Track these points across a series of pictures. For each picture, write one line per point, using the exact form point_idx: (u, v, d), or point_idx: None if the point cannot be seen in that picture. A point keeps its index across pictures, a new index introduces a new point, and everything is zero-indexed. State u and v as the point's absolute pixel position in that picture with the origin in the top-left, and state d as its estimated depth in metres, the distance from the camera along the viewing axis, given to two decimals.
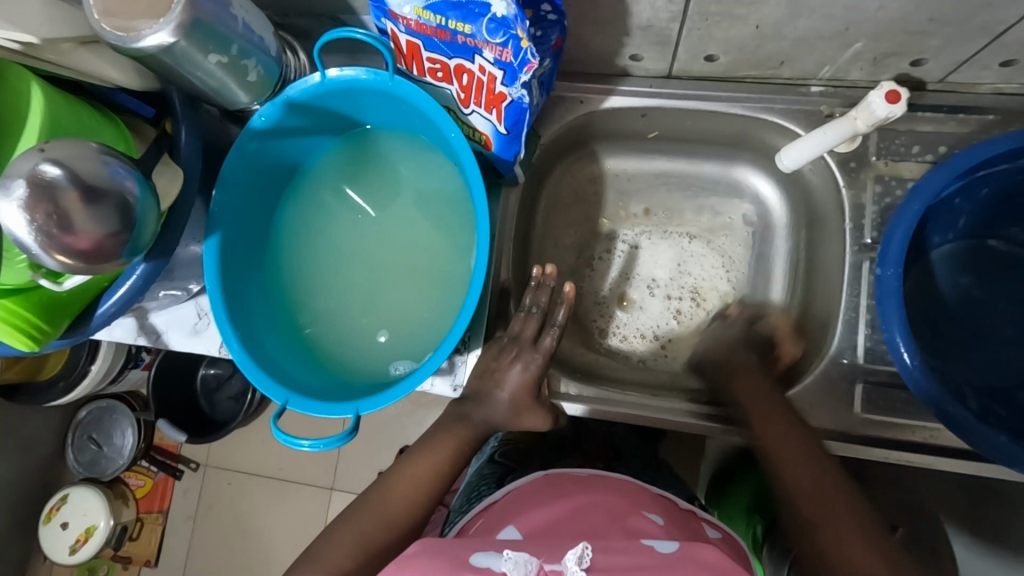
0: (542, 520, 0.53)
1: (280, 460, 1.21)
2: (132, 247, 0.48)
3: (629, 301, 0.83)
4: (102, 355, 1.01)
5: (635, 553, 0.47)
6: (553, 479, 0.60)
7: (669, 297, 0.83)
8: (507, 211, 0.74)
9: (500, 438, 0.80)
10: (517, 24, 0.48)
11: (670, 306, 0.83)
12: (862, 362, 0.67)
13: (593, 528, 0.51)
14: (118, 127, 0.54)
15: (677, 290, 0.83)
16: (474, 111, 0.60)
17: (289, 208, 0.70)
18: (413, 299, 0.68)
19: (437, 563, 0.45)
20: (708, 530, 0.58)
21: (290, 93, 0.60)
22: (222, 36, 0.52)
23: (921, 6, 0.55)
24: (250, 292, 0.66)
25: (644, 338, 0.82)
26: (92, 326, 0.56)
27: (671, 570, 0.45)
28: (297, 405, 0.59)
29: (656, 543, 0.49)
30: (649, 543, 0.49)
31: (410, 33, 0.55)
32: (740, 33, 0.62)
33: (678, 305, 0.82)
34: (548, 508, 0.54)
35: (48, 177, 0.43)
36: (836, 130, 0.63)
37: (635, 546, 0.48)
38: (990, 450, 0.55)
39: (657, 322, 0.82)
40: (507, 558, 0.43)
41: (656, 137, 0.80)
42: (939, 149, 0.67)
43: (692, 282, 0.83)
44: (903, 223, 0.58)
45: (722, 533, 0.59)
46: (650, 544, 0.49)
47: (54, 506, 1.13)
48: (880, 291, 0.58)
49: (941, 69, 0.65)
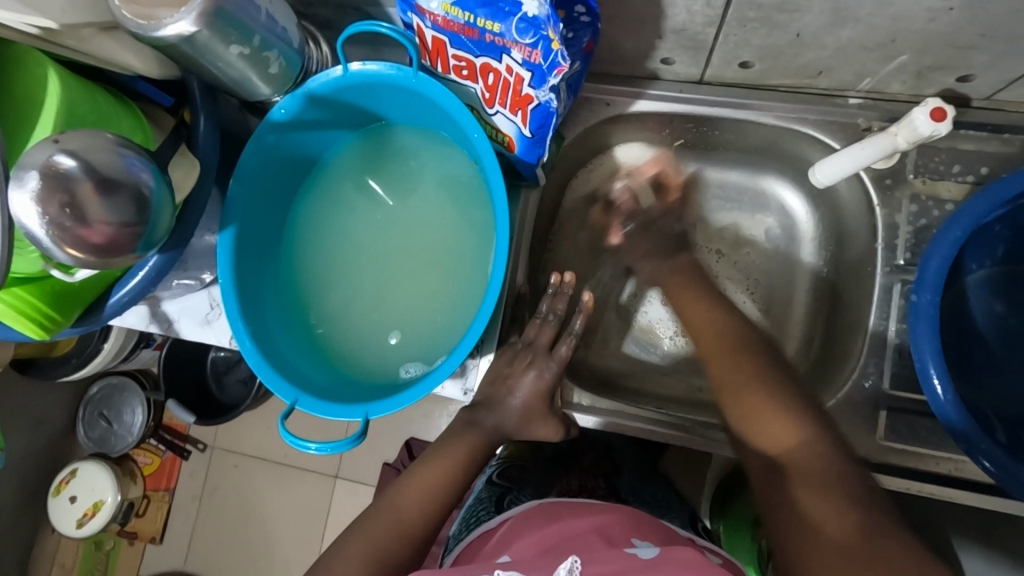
0: (538, 545, 0.51)
1: (286, 446, 1.21)
2: (145, 240, 0.47)
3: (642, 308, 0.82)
4: (115, 335, 1.00)
5: (614, 562, 0.46)
6: (548, 507, 0.58)
7: None
8: (526, 215, 0.73)
9: (504, 450, 0.79)
10: (549, 25, 0.46)
11: (679, 321, 0.81)
12: (888, 388, 0.65)
13: (588, 545, 0.49)
14: (136, 117, 0.52)
15: None
16: (498, 112, 0.59)
17: (304, 201, 0.69)
18: (427, 301, 0.66)
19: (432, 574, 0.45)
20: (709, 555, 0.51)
21: (310, 86, 0.58)
22: (244, 27, 0.50)
23: (974, 20, 0.52)
24: (262, 285, 0.65)
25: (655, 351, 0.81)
26: (104, 315, 0.56)
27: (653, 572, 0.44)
28: (306, 405, 0.58)
29: (638, 550, 0.48)
30: (631, 551, 0.48)
31: (436, 29, 0.53)
32: (778, 40, 0.60)
33: None
34: (545, 529, 0.53)
35: (63, 169, 0.42)
36: (874, 146, 0.60)
37: (615, 554, 0.47)
38: (1017, 486, 0.53)
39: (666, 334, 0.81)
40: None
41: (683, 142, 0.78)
42: (981, 169, 0.64)
43: None
44: (941, 249, 0.56)
45: (723, 559, 0.53)
46: (631, 552, 0.47)
47: (62, 480, 1.14)
48: (913, 318, 0.56)
49: (988, 86, 0.62)
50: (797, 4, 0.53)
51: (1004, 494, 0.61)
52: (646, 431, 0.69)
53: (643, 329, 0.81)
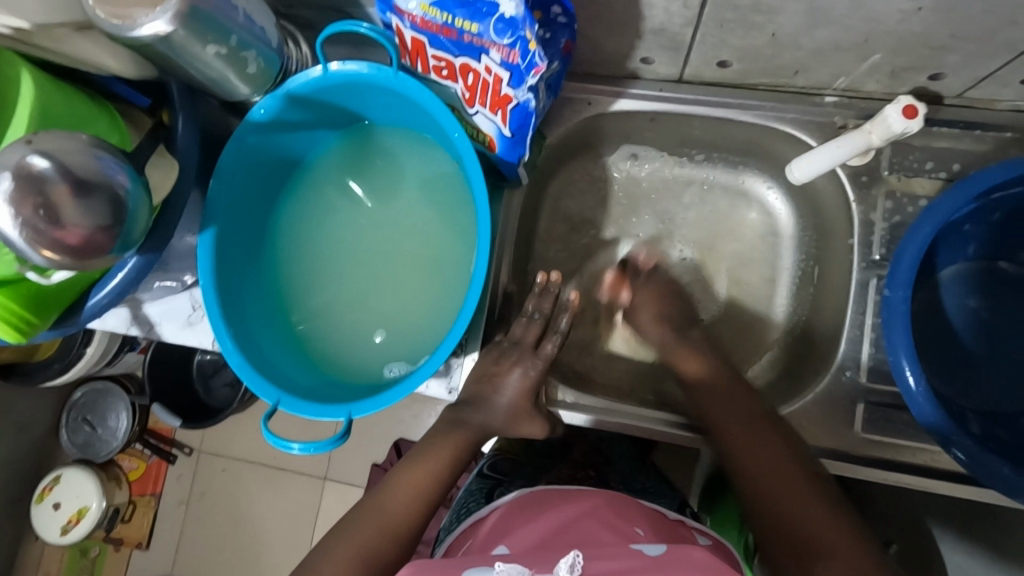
0: (535, 535, 0.52)
1: (273, 448, 1.20)
2: (123, 241, 0.47)
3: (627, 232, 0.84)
4: (97, 339, 1.00)
5: (625, 558, 0.46)
6: (538, 494, 0.58)
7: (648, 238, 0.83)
8: (510, 213, 0.73)
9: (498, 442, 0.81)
10: (526, 26, 0.47)
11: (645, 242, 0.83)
12: (865, 382, 0.66)
13: (588, 539, 0.50)
14: (113, 117, 0.52)
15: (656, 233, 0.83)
16: (478, 112, 0.59)
17: (287, 201, 0.69)
18: (410, 300, 0.66)
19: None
20: (698, 537, 0.57)
21: (290, 86, 0.58)
22: (220, 26, 0.50)
23: (943, 21, 0.53)
24: (242, 286, 0.64)
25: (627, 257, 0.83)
26: (82, 317, 0.55)
27: (658, 571, 0.44)
28: (289, 406, 0.58)
29: (644, 546, 0.48)
30: (637, 548, 0.48)
31: (415, 30, 0.53)
32: (754, 41, 0.60)
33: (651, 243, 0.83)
34: (540, 519, 0.53)
35: (36, 170, 0.42)
36: (849, 144, 0.61)
37: (623, 550, 0.47)
38: (991, 479, 0.54)
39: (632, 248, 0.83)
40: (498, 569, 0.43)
41: (667, 152, 0.81)
42: (953, 166, 0.65)
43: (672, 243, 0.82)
44: (914, 245, 0.57)
45: (712, 540, 0.58)
46: (638, 548, 0.47)
47: (47, 487, 1.13)
48: (888, 314, 0.57)
49: (960, 84, 0.63)
50: (772, 5, 0.54)
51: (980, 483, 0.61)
52: (639, 429, 0.69)
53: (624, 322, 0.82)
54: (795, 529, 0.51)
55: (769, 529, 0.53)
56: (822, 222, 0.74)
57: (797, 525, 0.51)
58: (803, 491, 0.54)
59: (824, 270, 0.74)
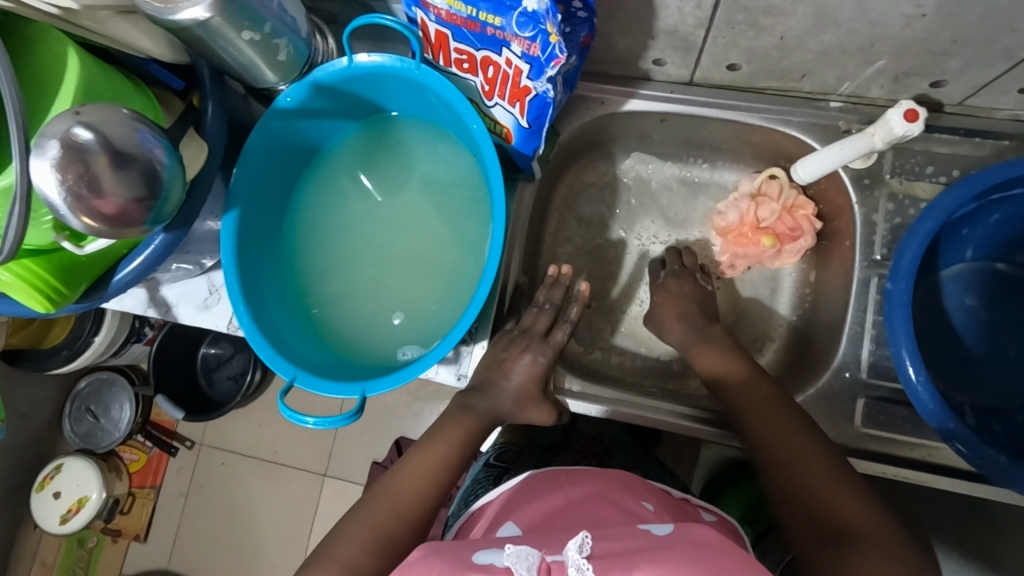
0: (545, 517, 0.52)
1: (275, 442, 1.22)
2: (155, 214, 0.49)
3: (639, 209, 0.87)
4: (106, 328, 1.01)
5: (630, 539, 0.45)
6: (547, 474, 0.59)
7: (666, 219, 0.87)
8: (521, 206, 0.76)
9: (505, 430, 0.84)
10: (547, 19, 0.49)
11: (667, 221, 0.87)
12: (865, 377, 0.68)
13: (594, 520, 0.51)
14: (148, 96, 0.54)
15: (676, 214, 0.87)
16: (496, 104, 0.61)
17: (306, 187, 0.71)
18: (425, 284, 0.68)
19: (440, 563, 0.44)
20: (703, 513, 0.58)
21: (316, 75, 0.60)
22: (256, 14, 0.52)
23: (945, 27, 0.55)
24: (262, 268, 0.66)
25: (658, 241, 0.87)
26: (109, 291, 0.57)
27: (665, 548, 0.44)
28: (305, 382, 0.60)
29: (652, 527, 0.48)
30: (645, 527, 0.48)
31: (439, 23, 0.56)
32: (764, 43, 0.63)
33: (672, 222, 0.87)
34: (549, 500, 0.54)
35: (80, 141, 0.43)
36: (855, 145, 0.63)
37: (630, 531, 0.47)
38: (990, 470, 0.56)
39: (655, 226, 0.87)
40: (509, 553, 0.42)
41: (672, 160, 0.85)
42: (953, 171, 0.68)
43: (690, 223, 0.86)
44: (913, 243, 0.59)
45: (716, 516, 0.59)
46: (645, 529, 0.47)
47: (47, 475, 1.13)
48: (888, 306, 0.59)
49: (961, 91, 0.66)
50: (782, 7, 0.57)
51: (973, 477, 0.64)
52: (646, 420, 0.70)
53: (635, 318, 0.85)
54: (830, 525, 0.52)
55: (808, 526, 0.53)
56: (808, 218, 0.76)
57: (831, 515, 0.52)
58: (834, 483, 0.54)
59: (831, 269, 0.76)
